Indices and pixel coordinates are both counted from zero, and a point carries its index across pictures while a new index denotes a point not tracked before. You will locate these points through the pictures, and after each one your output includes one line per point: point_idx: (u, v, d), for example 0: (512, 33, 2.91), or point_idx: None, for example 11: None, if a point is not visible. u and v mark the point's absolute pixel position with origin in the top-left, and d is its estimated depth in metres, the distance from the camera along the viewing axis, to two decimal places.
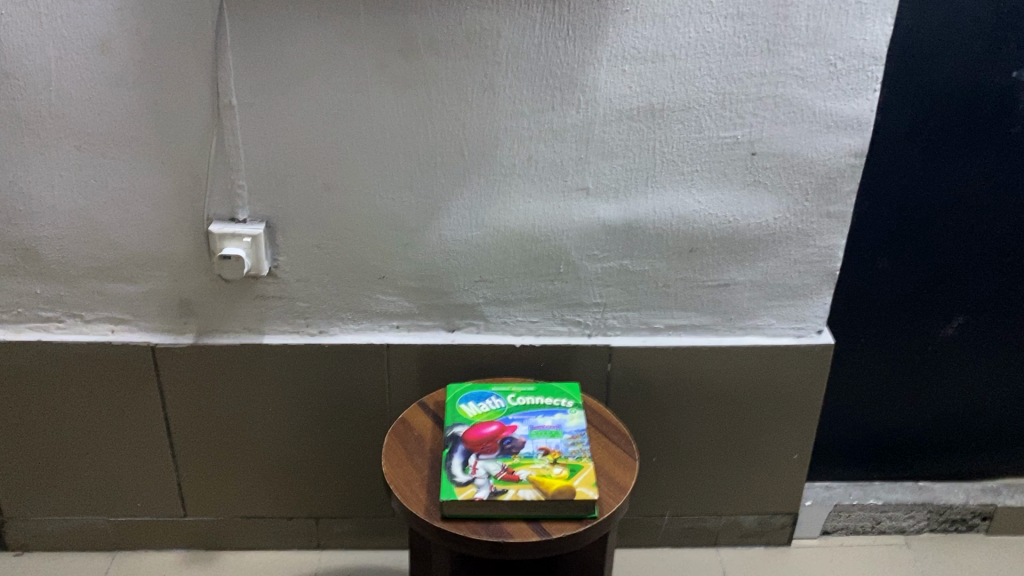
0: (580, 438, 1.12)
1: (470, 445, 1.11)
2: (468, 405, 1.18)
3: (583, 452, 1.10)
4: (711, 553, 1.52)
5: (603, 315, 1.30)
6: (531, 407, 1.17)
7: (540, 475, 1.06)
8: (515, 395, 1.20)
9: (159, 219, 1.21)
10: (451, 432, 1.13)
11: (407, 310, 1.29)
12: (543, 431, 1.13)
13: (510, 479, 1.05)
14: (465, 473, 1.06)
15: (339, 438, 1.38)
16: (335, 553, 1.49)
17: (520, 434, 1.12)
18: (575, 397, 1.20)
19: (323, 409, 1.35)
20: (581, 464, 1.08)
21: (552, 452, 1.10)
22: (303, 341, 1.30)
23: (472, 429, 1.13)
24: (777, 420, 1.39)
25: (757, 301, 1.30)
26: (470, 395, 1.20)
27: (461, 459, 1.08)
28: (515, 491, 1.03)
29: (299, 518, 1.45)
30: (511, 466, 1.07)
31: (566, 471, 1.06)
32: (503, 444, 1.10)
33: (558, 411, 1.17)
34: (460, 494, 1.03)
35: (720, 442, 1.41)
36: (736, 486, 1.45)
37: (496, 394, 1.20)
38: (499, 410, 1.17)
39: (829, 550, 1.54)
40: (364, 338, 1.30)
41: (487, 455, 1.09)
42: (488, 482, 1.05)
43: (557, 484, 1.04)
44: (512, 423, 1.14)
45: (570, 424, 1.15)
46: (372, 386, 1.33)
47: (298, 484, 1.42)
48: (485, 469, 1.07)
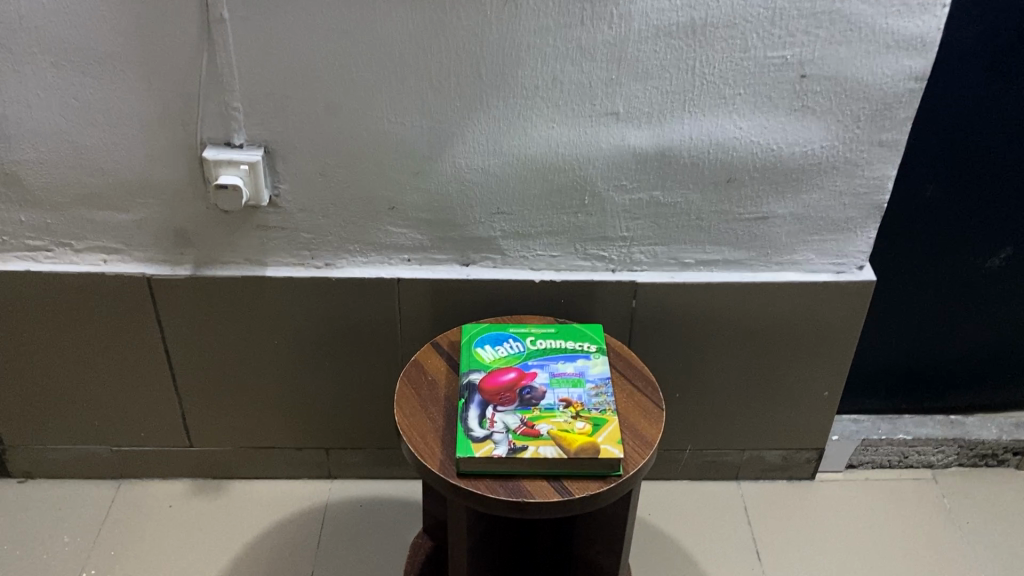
0: (604, 388, 1.06)
1: (487, 395, 1.04)
2: (485, 349, 1.11)
3: (607, 405, 1.03)
4: (731, 487, 1.48)
5: (630, 249, 1.21)
6: (551, 352, 1.10)
7: (561, 430, 0.99)
8: (534, 338, 1.13)
9: (148, 145, 1.10)
10: (466, 379, 1.06)
11: (419, 243, 1.20)
12: (565, 380, 1.06)
13: (530, 436, 0.99)
14: (483, 429, 1.00)
15: (349, 370, 1.31)
16: (346, 483, 1.45)
17: (541, 383, 1.06)
18: (598, 341, 1.13)
19: (332, 342, 1.28)
20: (606, 419, 1.01)
21: (574, 404, 1.03)
22: (308, 274, 1.21)
23: (489, 376, 1.06)
24: (809, 357, 1.32)
25: (797, 236, 1.21)
26: (487, 337, 1.13)
27: (478, 412, 1.02)
28: (536, 449, 0.97)
29: (308, 449, 1.40)
30: (531, 421, 1.01)
31: (590, 427, 1.00)
32: (523, 395, 1.04)
33: (581, 357, 1.10)
34: (477, 452, 0.97)
35: (747, 378, 1.34)
36: (762, 422, 1.40)
37: (514, 336, 1.13)
38: (517, 354, 1.10)
39: (853, 485, 1.49)
40: (373, 271, 1.22)
41: (505, 407, 1.03)
42: (506, 438, 0.98)
43: (580, 441, 0.98)
44: (532, 370, 1.07)
45: (594, 372, 1.08)
46: (383, 321, 1.26)
47: (306, 416, 1.37)
48: (504, 423, 1.01)
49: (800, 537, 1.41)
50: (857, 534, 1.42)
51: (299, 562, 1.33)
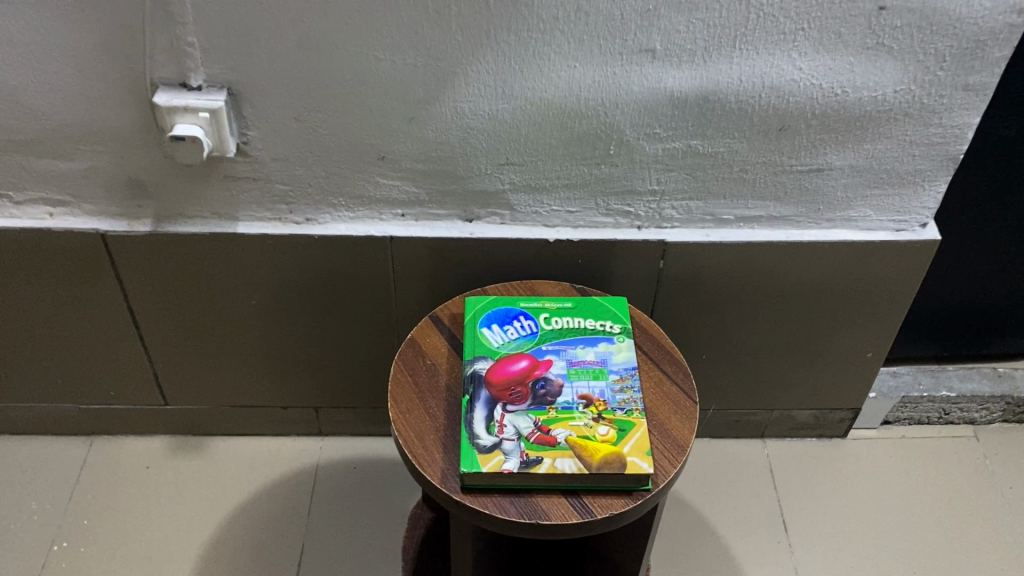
0: (630, 382, 0.91)
1: (495, 392, 0.90)
2: (492, 331, 0.96)
3: (633, 405, 0.90)
4: (756, 446, 1.37)
5: (660, 204, 1.05)
6: (569, 334, 0.95)
7: (581, 438, 0.86)
8: (549, 316, 0.98)
9: (87, 87, 0.91)
10: (471, 369, 0.92)
11: (414, 198, 1.03)
12: (584, 371, 0.92)
13: (545, 445, 0.85)
14: (491, 436, 0.86)
15: (338, 331, 1.17)
16: (338, 441, 1.33)
17: (557, 375, 0.92)
18: (623, 319, 0.98)
19: (317, 301, 1.13)
20: (632, 423, 0.88)
21: (596, 403, 0.89)
22: (285, 232, 1.05)
23: (497, 366, 0.92)
24: (854, 318, 1.18)
25: (854, 190, 1.04)
26: (494, 315, 0.98)
27: (485, 414, 0.88)
28: (552, 463, 0.84)
29: (296, 408, 1.28)
30: (546, 425, 0.87)
31: (614, 434, 0.87)
32: (537, 392, 0.90)
33: (602, 341, 0.95)
34: (484, 466, 0.83)
35: (782, 339, 1.20)
36: (794, 383, 1.27)
37: (526, 314, 0.98)
38: (529, 337, 0.95)
39: (889, 443, 1.38)
40: (362, 228, 1.06)
41: (516, 407, 0.89)
42: (518, 448, 0.85)
43: (603, 452, 0.85)
44: (547, 358, 0.93)
45: (618, 361, 0.93)
46: (375, 281, 1.11)
47: (292, 375, 1.23)
48: (514, 427, 0.87)
49: (830, 503, 1.31)
50: (892, 500, 1.31)
51: (290, 533, 1.22)
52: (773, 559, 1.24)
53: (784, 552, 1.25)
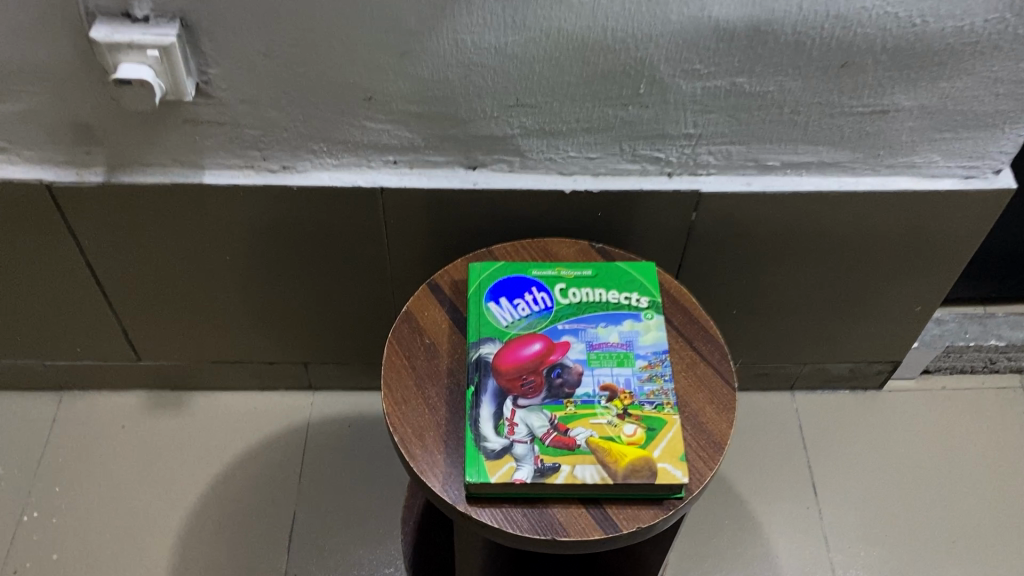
0: (660, 370, 0.79)
1: (504, 382, 0.78)
2: (499, 306, 0.83)
3: (663, 397, 0.78)
4: (784, 399, 1.26)
5: (695, 149, 0.90)
6: (588, 311, 0.83)
7: (605, 440, 0.74)
8: (565, 288, 0.85)
9: (8, 18, 0.75)
10: (477, 354, 0.80)
11: (408, 143, 0.89)
12: (607, 356, 0.80)
13: (563, 449, 0.74)
14: (500, 437, 0.74)
15: (325, 285, 1.05)
16: (330, 396, 1.22)
17: (575, 361, 0.79)
18: (651, 291, 0.85)
19: (300, 255, 1.00)
20: (663, 420, 0.76)
21: (621, 396, 0.77)
22: (259, 182, 0.91)
23: (505, 350, 0.80)
24: (906, 270, 1.05)
25: (922, 133, 0.89)
26: (502, 286, 0.85)
27: (493, 411, 0.76)
28: (572, 472, 0.72)
29: (283, 363, 1.17)
30: (564, 424, 0.76)
31: (642, 434, 0.75)
32: (552, 381, 0.78)
33: (627, 318, 0.82)
34: (492, 477, 0.72)
35: (822, 292, 1.08)
36: (831, 335, 1.15)
37: (538, 285, 0.85)
38: (543, 314, 0.83)
39: (928, 395, 1.27)
40: (348, 178, 0.92)
41: (529, 401, 0.77)
42: (532, 453, 0.74)
43: (630, 457, 0.73)
44: (563, 340, 0.81)
45: (645, 344, 0.81)
46: (364, 234, 0.97)
47: (276, 329, 1.12)
48: (527, 426, 0.75)
49: (863, 462, 1.21)
50: (930, 458, 1.21)
51: (280, 499, 1.13)
52: (800, 527, 1.14)
53: (812, 519, 1.15)
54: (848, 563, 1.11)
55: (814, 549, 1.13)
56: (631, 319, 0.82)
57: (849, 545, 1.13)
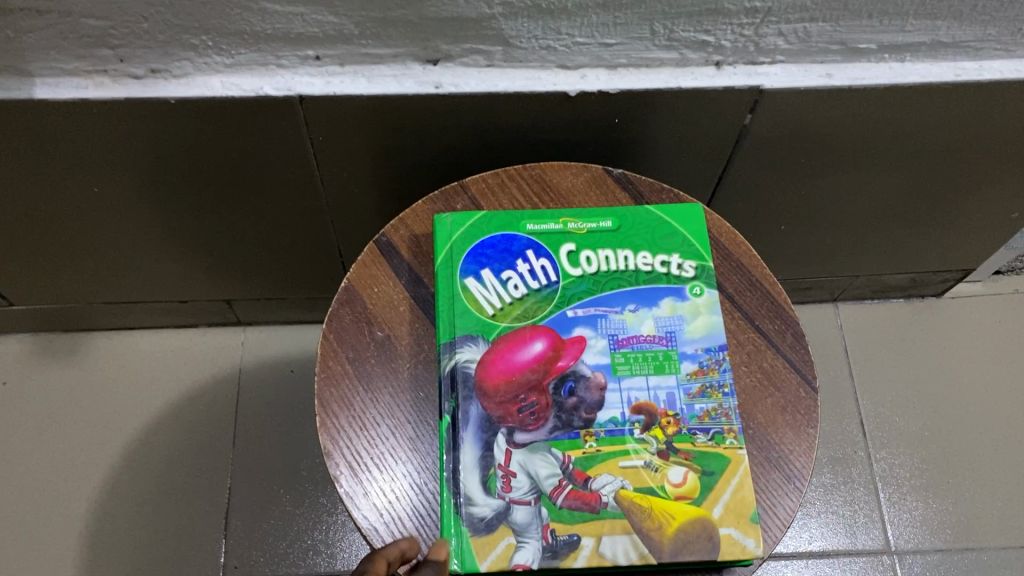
0: (716, 379, 0.55)
1: (495, 407, 0.53)
2: (483, 282, 0.57)
3: (722, 422, 0.54)
4: (827, 312, 1.05)
5: (759, 29, 0.60)
6: (609, 287, 0.58)
7: (642, 494, 0.51)
8: (576, 250, 0.59)
9: None
10: (451, 361, 0.55)
11: (334, 32, 0.59)
12: (640, 359, 0.56)
13: (584, 513, 0.50)
14: (491, 498, 0.51)
15: (240, 214, 0.78)
16: (268, 330, 0.99)
17: (594, 369, 0.55)
18: (699, 253, 0.60)
19: (199, 181, 0.73)
20: (723, 460, 0.52)
21: (663, 422, 0.54)
22: (117, 94, 0.62)
23: (492, 357, 0.55)
24: (1013, 173, 0.79)
25: None
26: (484, 250, 0.59)
27: (479, 455, 0.52)
28: (596, 550, 0.49)
29: (200, 300, 0.93)
30: (583, 471, 0.52)
31: (695, 484, 0.52)
32: (563, 403, 0.54)
33: (666, 298, 0.58)
34: (482, 564, 0.49)
35: (896, 201, 0.83)
36: (896, 243, 0.92)
37: (537, 247, 0.59)
38: (546, 295, 0.57)
39: (995, 300, 1.06)
40: (249, 82, 0.62)
41: (530, 437, 0.53)
42: (538, 521, 0.50)
43: (680, 521, 0.50)
44: (576, 335, 0.56)
45: (694, 338, 0.56)
46: (285, 154, 0.69)
47: (183, 263, 0.85)
48: (530, 476, 0.52)
49: (920, 388, 1.00)
50: (999, 381, 1.00)
51: (211, 469, 0.91)
52: (846, 475, 0.95)
53: (860, 465, 0.96)
54: (904, 519, 0.93)
55: (864, 504, 0.93)
56: (672, 299, 0.57)
57: (905, 497, 0.94)
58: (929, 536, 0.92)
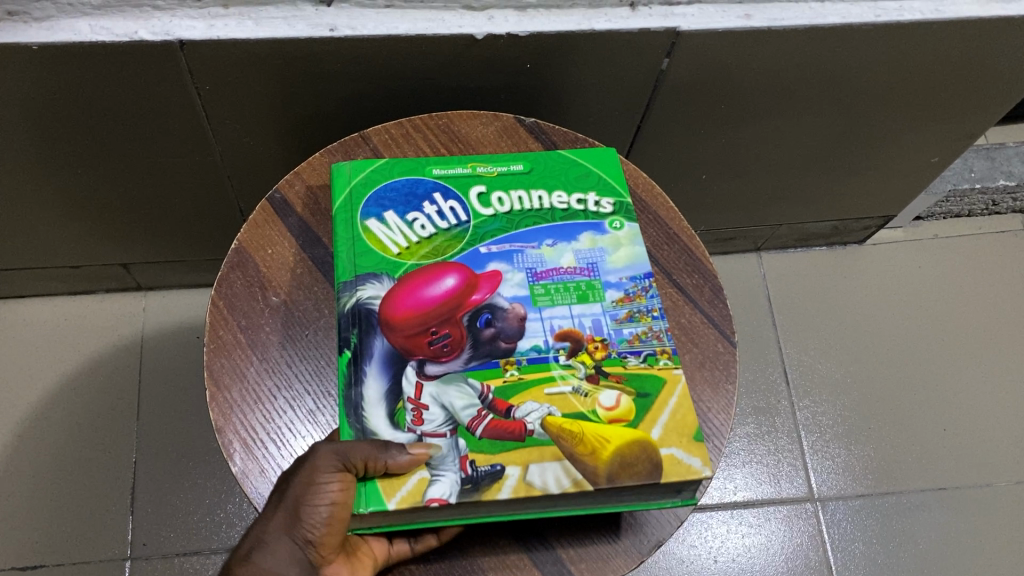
0: (645, 304, 0.50)
1: (403, 342, 0.48)
2: (386, 222, 0.52)
3: (655, 344, 0.49)
4: (750, 262, 1.04)
5: None
6: (523, 225, 0.53)
7: (573, 420, 0.45)
8: (487, 192, 0.54)
9: None
10: (352, 300, 0.49)
11: None
12: (562, 290, 0.51)
13: (507, 442, 0.44)
14: (400, 432, 0.45)
15: (127, 170, 0.72)
16: (171, 294, 0.94)
17: (512, 301, 0.50)
18: (617, 190, 0.56)
19: (76, 135, 0.67)
20: (659, 381, 0.47)
21: (590, 348, 0.48)
22: None
23: (400, 292, 0.49)
24: (934, 115, 0.78)
25: None
26: (387, 194, 0.54)
27: (386, 388, 0.46)
28: (524, 479, 0.43)
29: (94, 265, 0.87)
30: (504, 400, 0.46)
31: (630, 407, 0.46)
32: (479, 336, 0.48)
33: (585, 232, 0.53)
34: (391, 502, 0.42)
35: (818, 147, 0.81)
36: (817, 190, 0.90)
37: (444, 190, 0.54)
38: (456, 233, 0.52)
39: (915, 246, 1.06)
40: (122, 27, 0.57)
41: (443, 368, 0.47)
42: (456, 453, 0.44)
43: (617, 444, 0.44)
44: (491, 269, 0.51)
45: (617, 268, 0.52)
46: (171, 104, 0.64)
47: (70, 226, 0.79)
48: (446, 409, 0.46)
49: (842, 335, 1.00)
50: (919, 326, 1.01)
51: (114, 442, 0.86)
52: (770, 424, 0.95)
53: (783, 415, 0.95)
54: (827, 466, 0.93)
55: (787, 452, 0.93)
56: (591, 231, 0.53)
57: (828, 444, 0.94)
58: (851, 482, 0.92)
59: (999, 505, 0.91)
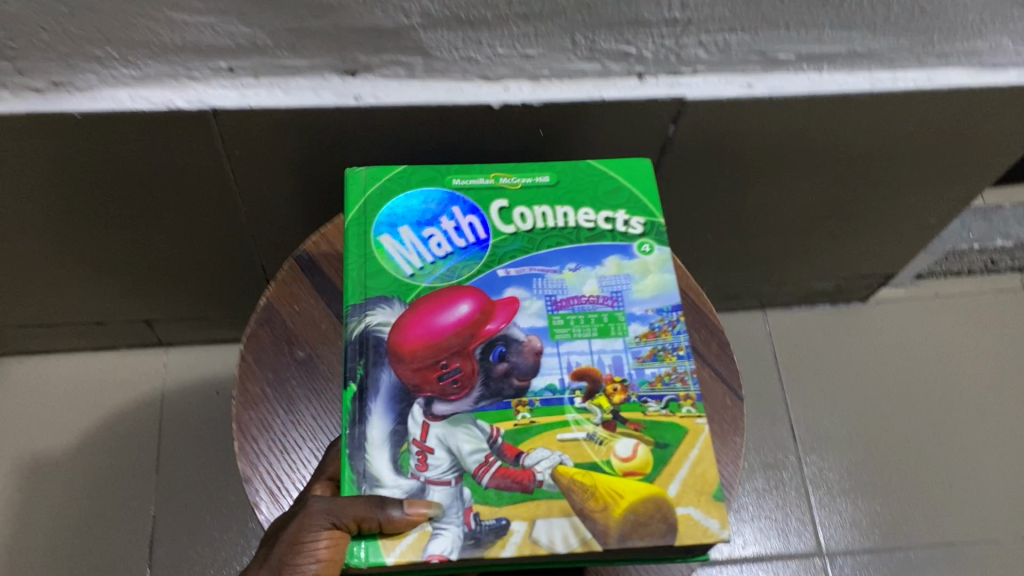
0: (670, 341, 0.53)
1: (412, 376, 0.51)
2: (403, 244, 0.56)
3: (678, 388, 0.51)
4: (756, 319, 1.06)
5: (679, 39, 0.60)
6: (545, 245, 0.57)
7: (585, 471, 0.48)
8: (509, 207, 0.58)
9: None
10: (362, 332, 0.52)
11: (247, 44, 0.57)
12: (582, 321, 0.54)
13: (514, 493, 0.47)
14: (402, 479, 0.47)
15: (155, 231, 0.75)
16: (191, 350, 0.96)
17: (526, 332, 0.53)
18: (648, 210, 0.59)
19: (108, 198, 0.70)
20: (680, 429, 0.50)
21: (608, 389, 0.51)
22: (14, 107, 0.59)
23: (412, 321, 0.52)
24: (931, 177, 0.81)
25: (1000, 11, 0.62)
26: (405, 212, 0.57)
27: (390, 430, 0.49)
28: (529, 536, 0.45)
29: (118, 321, 0.90)
30: (513, 446, 0.49)
31: (647, 459, 0.48)
32: (492, 369, 0.51)
33: (611, 256, 0.56)
34: (389, 557, 0.44)
35: (818, 208, 0.84)
36: (819, 249, 0.93)
37: (464, 206, 0.58)
38: (473, 255, 0.56)
39: (917, 304, 1.08)
40: (159, 96, 0.60)
41: (451, 408, 0.50)
42: (458, 504, 0.46)
43: (629, 502, 0.46)
44: (509, 296, 0.54)
45: (642, 299, 0.55)
46: (201, 168, 0.67)
47: (97, 284, 0.82)
48: (455, 458, 0.48)
49: (847, 391, 1.02)
50: (922, 383, 1.03)
51: (133, 496, 0.88)
52: (778, 479, 0.96)
53: (790, 469, 0.97)
54: (834, 521, 0.94)
55: (795, 507, 0.94)
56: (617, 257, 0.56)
57: (835, 499, 0.95)
58: (859, 537, 0.93)
59: (1006, 561, 0.92)
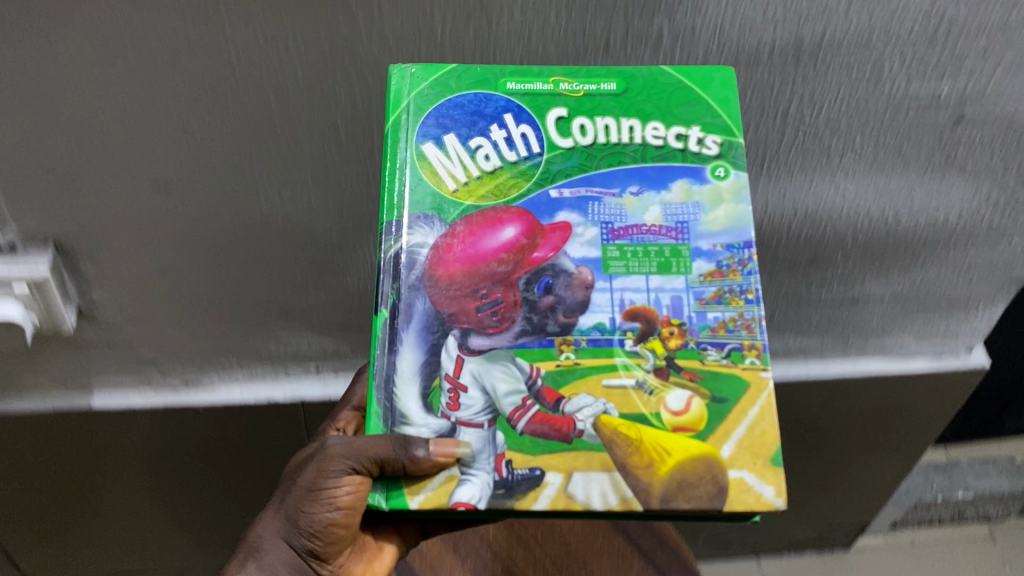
0: (738, 283, 0.46)
1: (449, 305, 0.46)
2: (443, 148, 0.49)
3: (742, 336, 0.45)
4: None
5: None
6: (605, 161, 0.49)
7: (630, 423, 0.44)
8: (567, 117, 0.50)
9: None
10: (400, 248, 0.47)
11: (332, 352, 0.78)
12: (640, 254, 0.47)
13: (551, 441, 0.43)
14: (431, 416, 0.45)
15: (241, 493, 0.93)
16: None
17: (579, 263, 0.47)
18: (727, 127, 0.50)
19: (210, 467, 0.89)
20: (741, 384, 0.44)
21: (664, 332, 0.45)
22: (156, 401, 0.80)
23: (451, 246, 0.47)
24: (877, 442, 0.98)
25: (894, 318, 0.82)
26: (451, 111, 0.50)
27: (421, 361, 0.45)
28: (564, 490, 0.42)
29: (198, 570, 1.05)
30: (554, 389, 0.45)
31: (701, 413, 0.44)
32: (536, 303, 0.46)
33: (679, 179, 0.48)
34: (414, 500, 0.43)
35: (787, 468, 1.00)
36: (795, 502, 1.08)
37: (516, 111, 0.50)
38: (522, 170, 0.49)
39: (897, 552, 1.20)
40: (262, 392, 0.80)
41: (489, 342, 0.46)
42: (491, 450, 0.44)
43: (676, 460, 0.43)
44: (560, 221, 0.48)
45: (711, 231, 0.47)
46: (284, 444, 0.86)
47: (187, 537, 0.99)
48: (489, 395, 0.45)
49: None
50: None
51: None
52: None
53: None
54: None
55: None
56: (685, 181, 0.48)
57: None
58: None
59: None
